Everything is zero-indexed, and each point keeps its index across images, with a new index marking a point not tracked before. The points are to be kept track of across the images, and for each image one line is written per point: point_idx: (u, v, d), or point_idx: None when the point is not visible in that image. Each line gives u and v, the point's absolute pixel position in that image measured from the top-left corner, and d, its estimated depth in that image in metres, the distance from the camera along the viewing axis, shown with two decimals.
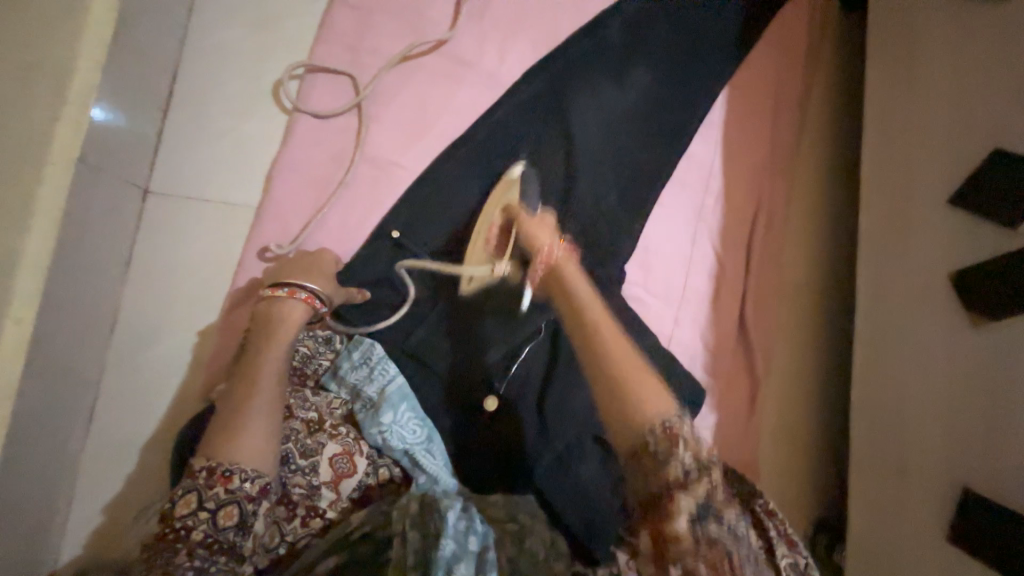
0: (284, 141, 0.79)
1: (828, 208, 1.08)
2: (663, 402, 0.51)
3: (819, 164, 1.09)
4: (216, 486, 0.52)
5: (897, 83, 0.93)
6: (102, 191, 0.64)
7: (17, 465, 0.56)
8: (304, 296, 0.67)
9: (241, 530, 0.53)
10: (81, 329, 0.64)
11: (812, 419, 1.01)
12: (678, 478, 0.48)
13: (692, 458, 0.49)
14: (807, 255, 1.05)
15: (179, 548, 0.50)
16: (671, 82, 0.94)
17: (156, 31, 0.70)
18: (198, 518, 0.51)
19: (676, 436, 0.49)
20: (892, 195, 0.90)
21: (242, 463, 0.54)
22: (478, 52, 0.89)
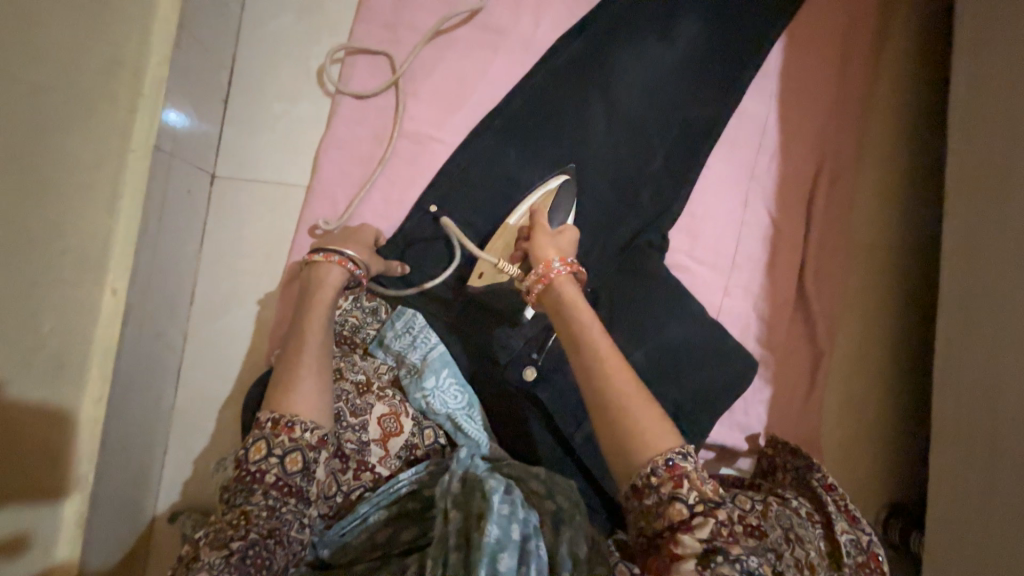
0: (329, 122, 0.83)
1: (905, 163, 0.97)
2: (670, 441, 0.53)
3: (896, 113, 0.97)
4: (281, 435, 0.58)
5: (1001, 9, 0.80)
6: (176, 175, 0.71)
7: (121, 414, 0.65)
8: (339, 259, 0.68)
9: (306, 476, 0.58)
10: (165, 299, 0.72)
11: (885, 394, 0.92)
12: (682, 519, 0.49)
13: (698, 497, 0.50)
14: (880, 216, 0.95)
15: (256, 487, 0.56)
16: (721, 33, 0.87)
17: (215, 26, 0.76)
18: (268, 463, 0.57)
19: (679, 477, 0.50)
20: (991, 141, 0.78)
21: (301, 416, 0.59)
22: (512, 19, 0.87)
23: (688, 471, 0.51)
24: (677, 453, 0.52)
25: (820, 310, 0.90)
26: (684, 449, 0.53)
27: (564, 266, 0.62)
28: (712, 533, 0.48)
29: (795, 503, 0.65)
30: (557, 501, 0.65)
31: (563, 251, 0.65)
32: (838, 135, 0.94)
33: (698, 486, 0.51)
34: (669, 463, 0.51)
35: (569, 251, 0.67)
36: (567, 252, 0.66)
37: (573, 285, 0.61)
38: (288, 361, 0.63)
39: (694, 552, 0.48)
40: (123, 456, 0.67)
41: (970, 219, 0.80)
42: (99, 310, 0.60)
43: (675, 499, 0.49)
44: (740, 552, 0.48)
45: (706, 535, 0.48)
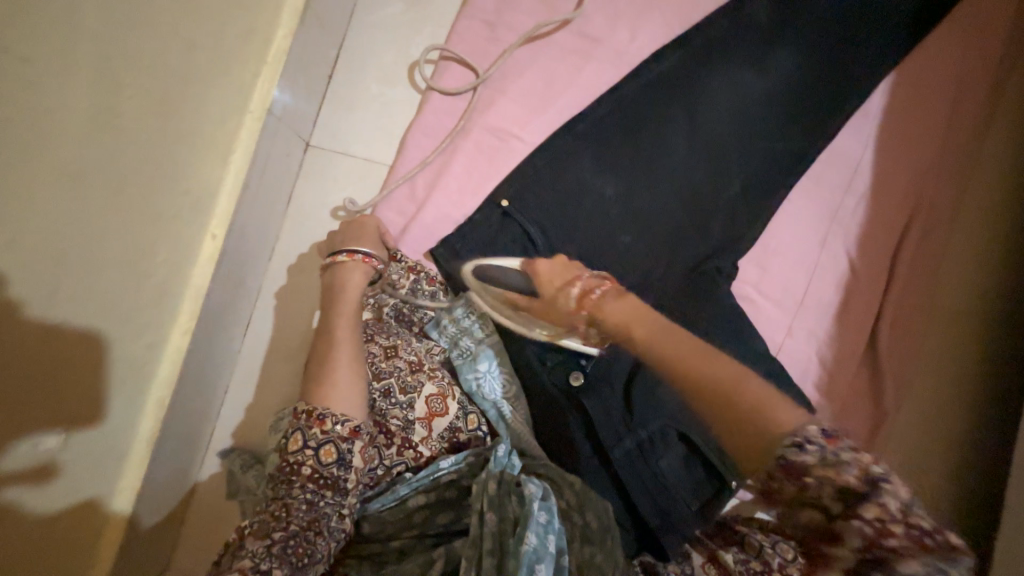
0: (419, 107, 0.87)
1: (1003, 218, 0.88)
2: (797, 422, 0.47)
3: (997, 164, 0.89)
4: (314, 427, 0.61)
5: None
6: (278, 138, 0.76)
7: (202, 349, 0.71)
8: (360, 258, 0.73)
9: (341, 466, 0.61)
10: (250, 251, 0.77)
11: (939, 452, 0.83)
12: (824, 522, 0.45)
13: (829, 490, 0.44)
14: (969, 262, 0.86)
15: (295, 478, 0.60)
16: (822, 64, 0.84)
17: (335, 7, 0.82)
18: (304, 454, 0.60)
19: (799, 475, 0.44)
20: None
21: (332, 409, 0.62)
22: (610, 29, 0.88)
23: (814, 457, 0.44)
24: (800, 438, 0.45)
25: (896, 365, 0.83)
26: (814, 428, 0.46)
27: (596, 292, 0.71)
28: (865, 540, 0.42)
29: None
30: (585, 517, 0.64)
31: (572, 276, 0.73)
32: (938, 185, 0.87)
33: (831, 474, 0.44)
34: (788, 454, 0.45)
35: (568, 270, 0.74)
36: (571, 271, 0.74)
37: (602, 286, 0.72)
38: (323, 351, 0.68)
39: (845, 565, 0.44)
40: (196, 387, 0.72)
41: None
42: (199, 251, 0.65)
43: (808, 494, 0.45)
44: (916, 567, 0.41)
45: (857, 540, 0.43)
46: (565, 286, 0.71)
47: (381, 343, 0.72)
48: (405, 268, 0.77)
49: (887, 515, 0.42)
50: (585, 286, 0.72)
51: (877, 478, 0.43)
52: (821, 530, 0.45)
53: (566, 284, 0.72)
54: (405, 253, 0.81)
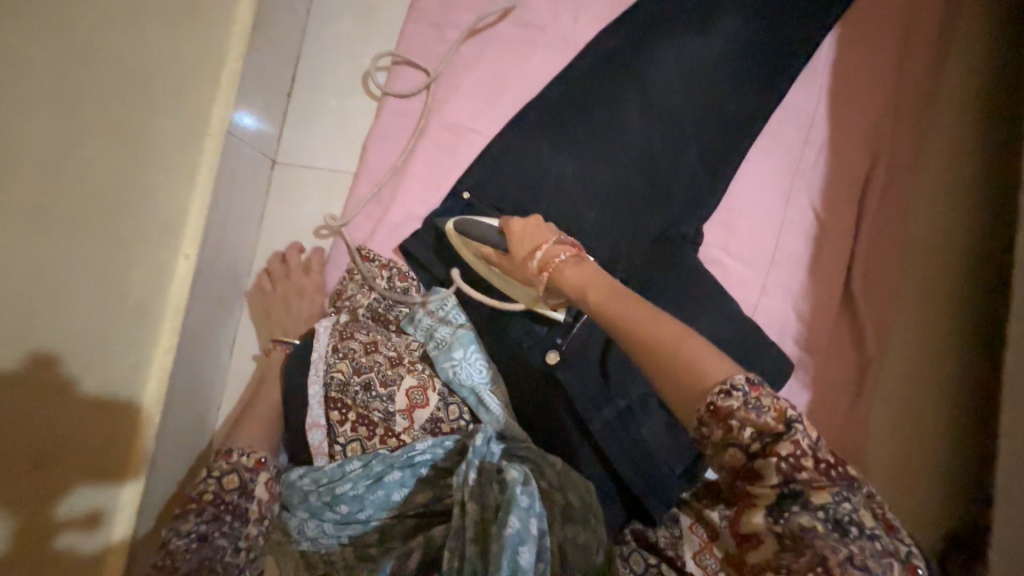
0: (377, 114, 0.90)
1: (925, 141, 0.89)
2: (725, 369, 0.45)
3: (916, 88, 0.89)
4: (220, 460, 0.71)
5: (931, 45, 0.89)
6: (243, 158, 0.79)
7: (192, 363, 0.75)
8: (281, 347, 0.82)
9: (242, 493, 0.70)
10: (229, 267, 0.81)
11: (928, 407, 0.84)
12: (745, 465, 0.44)
13: (753, 432, 0.43)
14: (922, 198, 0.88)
15: (192, 508, 0.67)
16: (764, 24, 0.85)
17: (284, 28, 0.85)
18: (207, 483, 0.69)
19: (727, 417, 0.43)
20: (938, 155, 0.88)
21: (234, 444, 0.73)
22: (553, 16, 0.90)
23: (750, 404, 0.43)
24: (734, 382, 0.44)
25: (868, 310, 0.84)
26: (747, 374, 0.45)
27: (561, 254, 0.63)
28: (785, 475, 0.43)
29: None
30: (566, 496, 0.66)
31: (534, 241, 0.66)
32: (896, 130, 0.88)
33: (759, 424, 0.43)
34: (721, 396, 0.44)
35: (532, 228, 0.68)
36: (542, 234, 0.67)
37: (565, 250, 0.63)
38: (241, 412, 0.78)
39: (766, 503, 0.44)
40: (187, 403, 0.75)
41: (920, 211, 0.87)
42: (173, 271, 0.68)
43: (732, 442, 0.44)
44: (827, 500, 0.42)
45: (776, 475, 0.43)
46: (528, 253, 0.66)
47: (359, 339, 0.75)
48: (377, 267, 0.80)
49: (803, 452, 0.42)
50: (543, 253, 0.63)
51: (793, 418, 0.43)
52: (742, 469, 0.45)
53: (528, 250, 0.66)
54: (377, 252, 0.84)
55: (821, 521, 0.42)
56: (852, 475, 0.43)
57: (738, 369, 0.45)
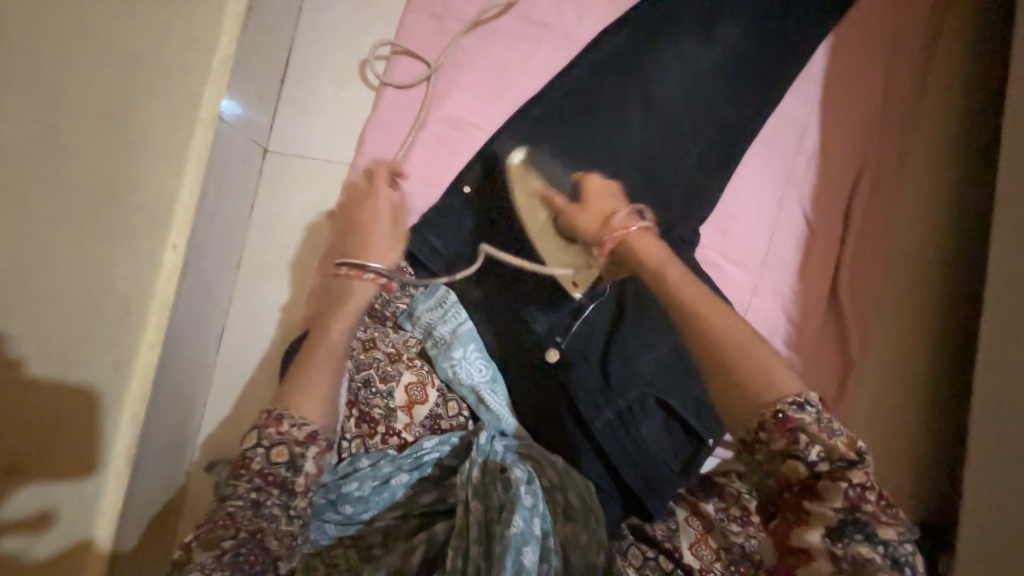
0: (375, 105, 0.87)
1: (908, 156, 0.94)
2: (798, 386, 0.49)
3: (904, 102, 0.93)
4: (271, 427, 0.59)
5: (914, 61, 0.93)
6: (235, 146, 0.76)
7: (178, 360, 0.71)
8: (370, 276, 0.68)
9: (291, 468, 0.58)
10: (218, 260, 0.78)
11: (908, 397, 0.89)
12: (806, 484, 0.47)
13: (821, 454, 0.46)
14: (907, 208, 0.92)
15: (243, 473, 0.57)
16: (762, 32, 0.87)
17: (279, 11, 0.81)
18: (256, 451, 0.58)
19: (796, 432, 0.47)
20: (919, 168, 0.93)
21: (291, 411, 0.60)
22: (556, 13, 0.90)
23: (812, 426, 0.47)
24: (800, 402, 0.48)
25: (852, 313, 0.87)
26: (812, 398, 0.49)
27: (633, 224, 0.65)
28: (849, 503, 0.46)
29: None
30: (566, 496, 0.67)
31: (609, 210, 0.68)
32: (882, 140, 0.91)
33: (825, 445, 0.46)
34: (781, 414, 0.48)
35: (605, 201, 0.69)
36: (613, 206, 0.69)
37: (639, 227, 0.65)
38: (298, 363, 0.65)
39: (824, 524, 0.46)
40: (172, 403, 0.71)
41: (911, 222, 0.92)
42: (162, 264, 0.63)
43: (793, 457, 0.47)
44: (891, 534, 0.46)
45: (840, 501, 0.46)
46: (599, 221, 0.67)
47: (357, 337, 0.72)
48: None
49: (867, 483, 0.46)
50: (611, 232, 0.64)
51: (864, 449, 0.46)
52: (801, 489, 0.48)
53: (603, 214, 0.68)
54: None
55: (879, 553, 0.45)
56: (906, 520, 0.47)
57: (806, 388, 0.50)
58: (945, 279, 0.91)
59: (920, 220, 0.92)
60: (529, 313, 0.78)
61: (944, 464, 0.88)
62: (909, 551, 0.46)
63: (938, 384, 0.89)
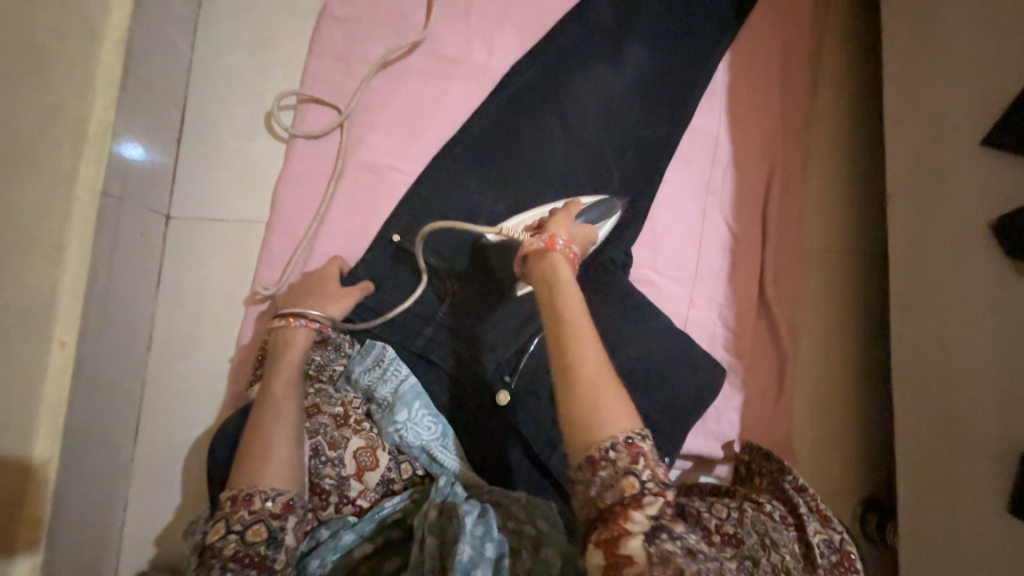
0: (286, 157, 0.83)
1: (813, 156, 1.01)
2: (626, 420, 0.50)
3: (804, 106, 0.99)
4: (241, 509, 0.55)
5: (805, 69, 1.00)
6: (127, 218, 0.69)
7: (79, 469, 0.63)
8: (304, 322, 0.69)
9: (273, 545, 0.55)
10: (120, 347, 0.70)
11: (843, 382, 0.95)
12: (633, 498, 0.47)
13: (652, 478, 0.48)
14: (819, 205, 0.99)
15: (215, 562, 0.53)
16: (666, 54, 0.90)
17: (163, 67, 0.75)
18: (227, 539, 0.54)
19: (637, 454, 0.48)
20: (823, 167, 1.00)
21: (261, 485, 0.57)
22: (467, 48, 0.89)
23: (645, 450, 0.49)
24: (636, 433, 0.50)
25: (780, 312, 0.92)
26: (643, 431, 0.51)
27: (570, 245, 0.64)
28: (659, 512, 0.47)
29: (769, 508, 0.64)
30: (535, 524, 0.62)
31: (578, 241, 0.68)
32: (787, 146, 0.97)
33: (654, 467, 0.49)
34: (627, 441, 0.49)
35: (582, 242, 0.70)
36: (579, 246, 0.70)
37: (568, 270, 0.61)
38: (251, 426, 0.61)
39: (642, 528, 0.46)
40: (75, 518, 0.63)
41: (823, 218, 0.99)
42: (47, 366, 0.57)
43: (630, 476, 0.47)
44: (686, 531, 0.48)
45: (656, 511, 0.47)
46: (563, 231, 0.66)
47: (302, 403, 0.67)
48: None
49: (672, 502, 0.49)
50: (561, 235, 0.64)
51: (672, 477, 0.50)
52: (627, 502, 0.47)
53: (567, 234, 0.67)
54: (262, 282, 0.78)
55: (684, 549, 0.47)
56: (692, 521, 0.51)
57: (636, 423, 0.51)
58: (860, 268, 0.98)
59: (831, 215, 0.99)
60: (473, 355, 0.76)
61: (881, 440, 0.94)
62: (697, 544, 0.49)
63: (866, 366, 0.95)
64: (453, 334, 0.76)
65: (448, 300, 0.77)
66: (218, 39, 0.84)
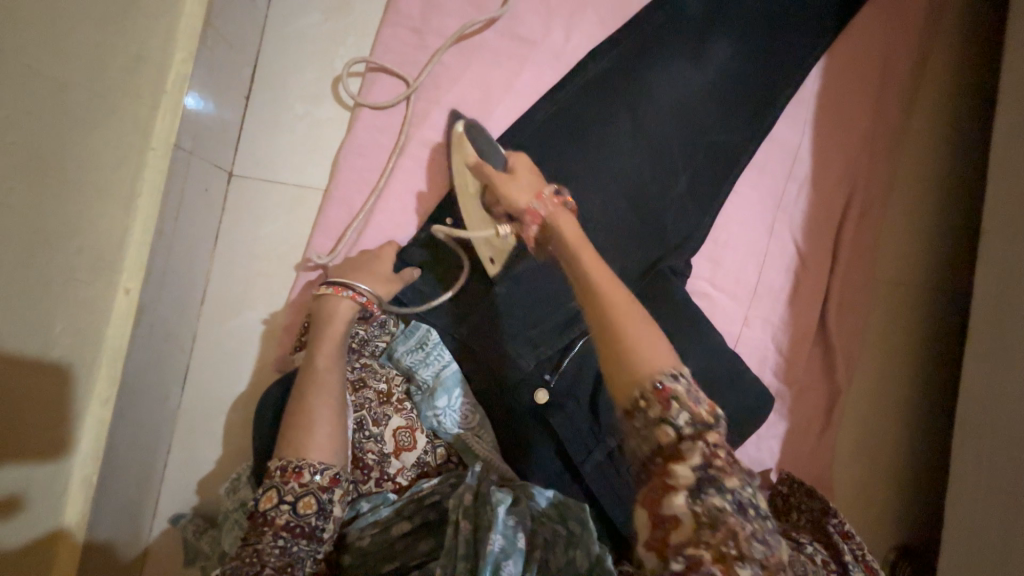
0: (350, 126, 0.82)
1: (899, 181, 0.93)
2: (666, 360, 0.49)
3: (898, 124, 0.91)
4: (291, 481, 0.55)
5: (905, 84, 0.92)
6: (194, 174, 0.69)
7: (133, 413, 0.65)
8: (349, 294, 0.67)
9: (322, 517, 0.56)
10: (177, 300, 0.71)
11: (896, 424, 0.90)
12: (671, 446, 0.46)
13: (689, 420, 0.46)
14: (899, 235, 0.92)
15: (267, 528, 0.54)
16: (756, 54, 0.84)
17: (241, 22, 0.74)
18: (279, 509, 0.54)
19: (669, 399, 0.46)
20: (909, 192, 0.93)
21: (310, 458, 0.57)
22: (544, 29, 0.85)
23: (679, 392, 0.47)
24: (668, 374, 0.47)
25: (839, 342, 0.87)
26: (681, 371, 0.49)
27: (546, 202, 0.63)
28: (705, 459, 0.45)
29: (810, 549, 0.59)
30: (567, 526, 0.61)
31: (534, 187, 0.65)
32: (871, 167, 0.90)
33: (691, 409, 0.47)
34: (657, 385, 0.47)
35: (536, 180, 0.67)
36: (536, 183, 0.66)
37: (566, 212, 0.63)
38: (297, 398, 0.61)
39: (686, 484, 0.45)
40: (126, 459, 0.65)
41: (901, 247, 0.92)
42: (112, 312, 0.59)
43: (664, 422, 0.46)
44: (735, 484, 0.45)
45: (699, 461, 0.45)
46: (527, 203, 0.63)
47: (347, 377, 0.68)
48: None
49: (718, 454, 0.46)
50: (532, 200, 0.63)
51: (720, 417, 0.48)
52: (668, 453, 0.46)
53: (531, 191, 0.64)
54: (315, 250, 0.78)
55: (730, 504, 0.44)
56: (746, 469, 0.48)
57: (674, 362, 0.49)
58: (932, 307, 0.91)
59: (909, 246, 0.92)
60: (515, 348, 0.74)
61: (930, 492, 0.89)
62: (750, 499, 0.46)
63: (923, 411, 0.90)
64: (500, 325, 0.74)
65: (497, 289, 0.75)
66: None
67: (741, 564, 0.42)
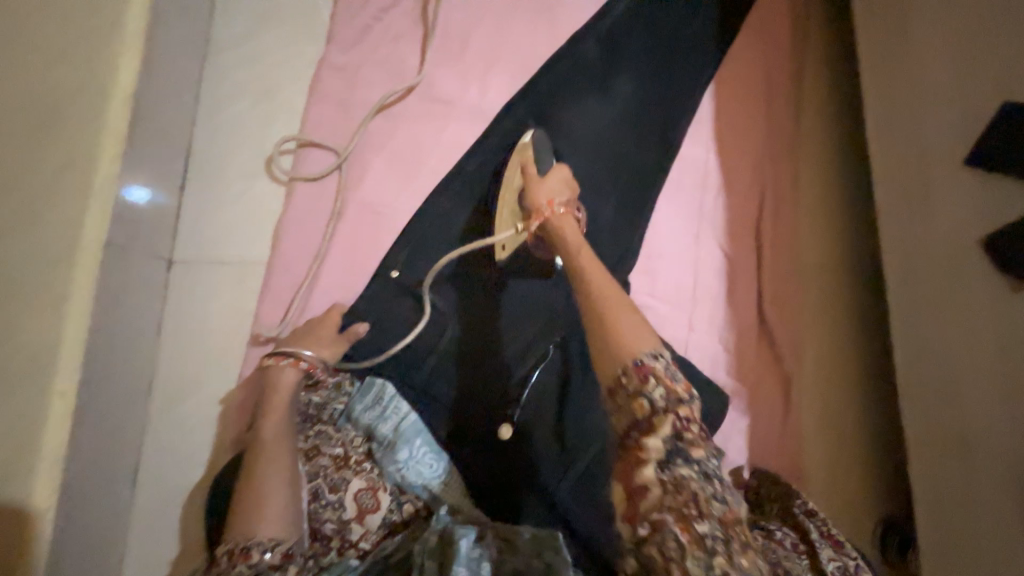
0: (287, 197, 0.85)
1: (803, 178, 1.03)
2: (643, 332, 0.56)
3: (789, 129, 1.02)
4: (238, 564, 0.53)
5: (789, 95, 1.04)
6: (131, 265, 0.70)
7: (79, 519, 0.62)
8: (292, 361, 0.67)
9: None
10: (121, 393, 0.70)
11: (851, 402, 0.94)
12: (647, 418, 0.51)
13: (663, 394, 0.52)
14: (813, 226, 1.01)
15: None
16: (652, 86, 0.94)
17: (171, 117, 0.79)
18: None
19: (647, 374, 0.52)
20: (814, 187, 1.03)
21: (257, 536, 0.55)
22: (461, 88, 0.93)
23: (657, 369, 0.53)
24: (649, 355, 0.54)
25: (780, 332, 0.92)
26: (660, 352, 0.55)
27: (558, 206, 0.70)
28: (676, 430, 0.50)
29: (780, 535, 0.62)
30: (545, 557, 0.57)
31: (560, 193, 0.72)
32: (774, 170, 1.00)
33: (667, 383, 0.52)
34: (638, 363, 0.53)
35: (563, 188, 0.73)
36: (565, 189, 0.73)
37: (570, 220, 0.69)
38: (244, 476, 0.59)
39: (658, 454, 0.50)
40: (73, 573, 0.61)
41: (817, 236, 1.00)
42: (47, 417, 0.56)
43: (644, 394, 0.52)
44: (701, 453, 0.51)
45: (670, 429, 0.50)
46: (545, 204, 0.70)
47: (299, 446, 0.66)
48: None
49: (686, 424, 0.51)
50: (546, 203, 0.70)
51: (695, 395, 0.54)
52: (643, 425, 0.51)
53: (548, 195, 0.71)
54: (265, 324, 0.80)
55: (694, 471, 0.50)
56: (715, 443, 0.53)
57: (655, 342, 0.55)
58: (857, 286, 0.98)
59: (824, 234, 1.00)
60: (474, 389, 0.76)
61: (896, 462, 0.92)
62: (716, 469, 0.51)
63: (872, 385, 0.95)
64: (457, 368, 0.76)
65: (449, 333, 0.78)
66: (222, 89, 0.88)
67: (700, 522, 0.47)
